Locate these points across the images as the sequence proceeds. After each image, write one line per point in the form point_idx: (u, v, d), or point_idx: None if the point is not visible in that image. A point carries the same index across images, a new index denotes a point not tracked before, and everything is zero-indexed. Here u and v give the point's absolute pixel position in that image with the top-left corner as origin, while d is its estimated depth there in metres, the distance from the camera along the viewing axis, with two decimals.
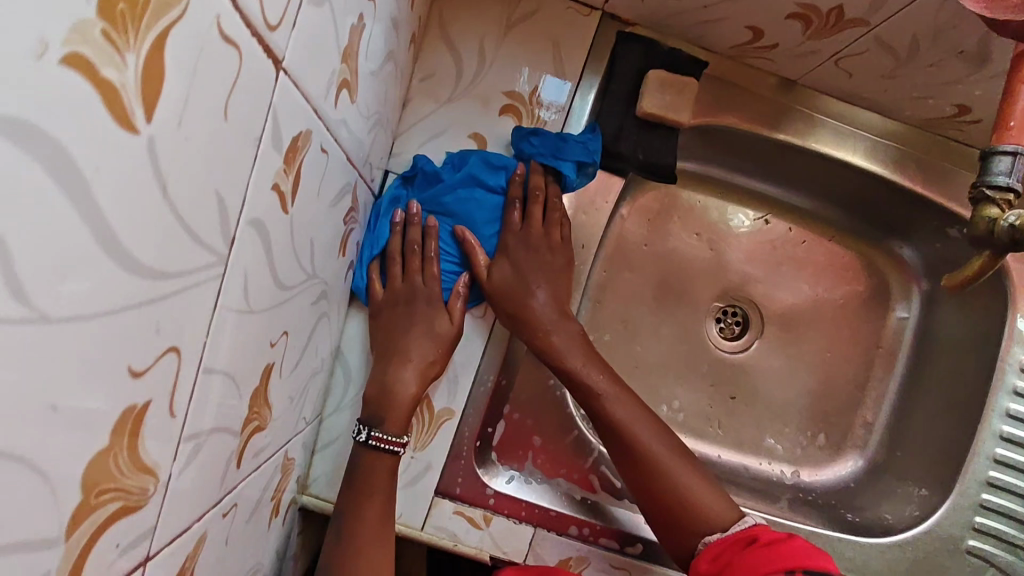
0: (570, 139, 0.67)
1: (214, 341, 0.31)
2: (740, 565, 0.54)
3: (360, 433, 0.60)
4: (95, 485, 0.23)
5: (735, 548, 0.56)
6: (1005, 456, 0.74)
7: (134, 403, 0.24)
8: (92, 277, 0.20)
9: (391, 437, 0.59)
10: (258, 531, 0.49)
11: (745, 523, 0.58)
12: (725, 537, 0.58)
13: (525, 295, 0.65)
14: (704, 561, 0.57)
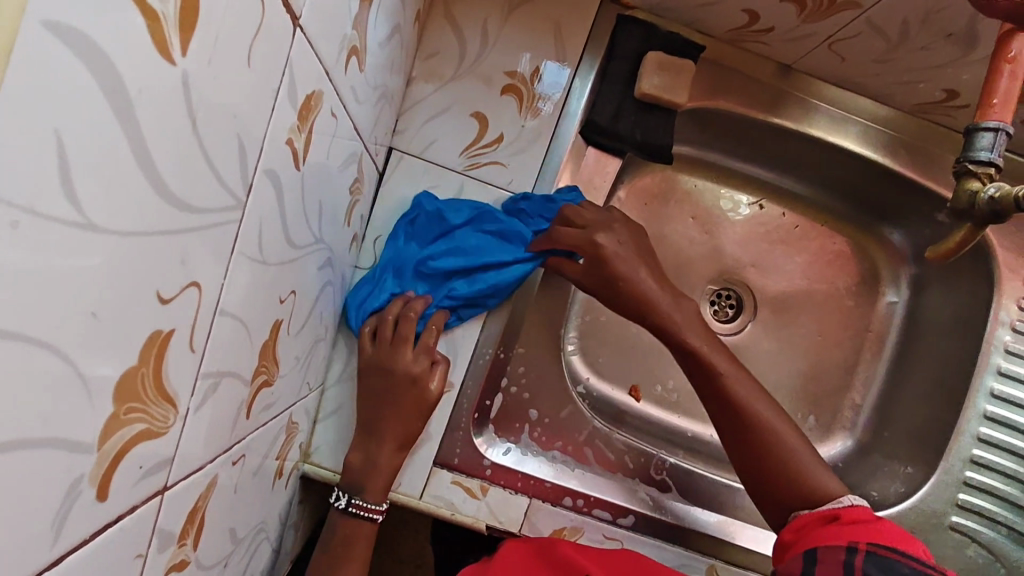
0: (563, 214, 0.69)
1: (230, 284, 0.32)
2: (814, 537, 0.54)
3: (337, 500, 0.63)
4: (124, 401, 0.24)
5: (818, 523, 0.55)
6: (988, 435, 0.77)
7: (160, 329, 0.26)
8: (132, 196, 0.21)
9: (371, 506, 0.62)
10: (262, 489, 0.51)
11: (838, 502, 0.56)
12: (815, 510, 0.57)
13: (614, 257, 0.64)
14: (788, 530, 0.57)
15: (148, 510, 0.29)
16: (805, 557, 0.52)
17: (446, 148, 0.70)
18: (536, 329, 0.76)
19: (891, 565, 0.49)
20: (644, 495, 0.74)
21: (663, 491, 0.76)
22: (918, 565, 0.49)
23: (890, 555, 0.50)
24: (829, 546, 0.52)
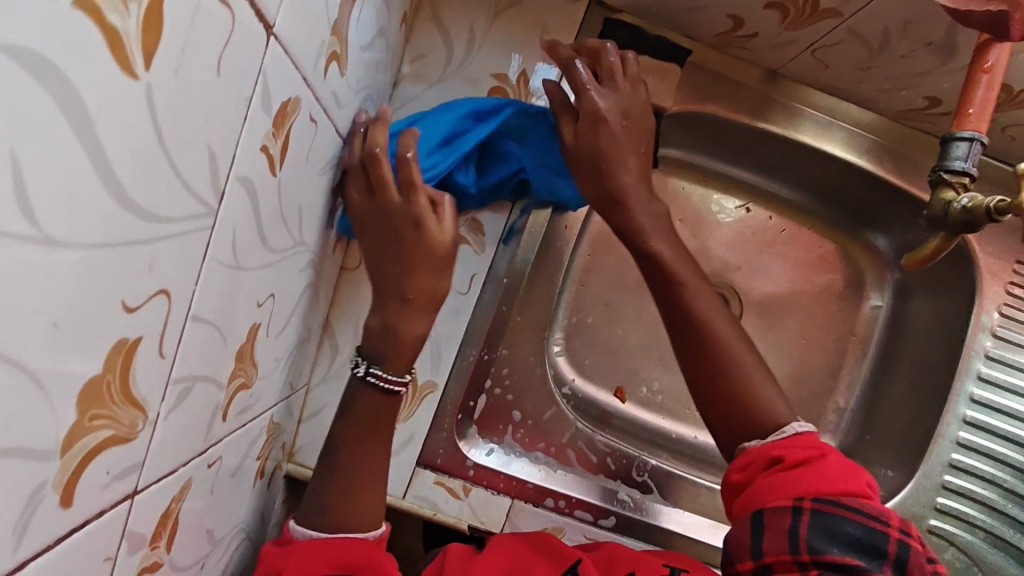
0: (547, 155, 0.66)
1: (202, 291, 0.32)
2: (761, 490, 0.51)
3: (358, 367, 0.57)
4: (89, 409, 0.24)
5: (764, 464, 0.52)
6: (968, 439, 0.77)
7: (127, 337, 0.26)
8: (93, 208, 0.21)
9: (394, 376, 0.57)
10: (241, 489, 0.51)
11: (785, 432, 0.53)
12: (763, 445, 0.53)
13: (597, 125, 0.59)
14: (735, 468, 0.54)
15: (117, 514, 0.29)
16: (752, 522, 0.50)
17: None
18: (521, 332, 0.77)
19: (837, 524, 0.47)
20: (625, 497, 0.75)
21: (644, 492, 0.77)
22: (863, 519, 0.47)
23: (837, 512, 0.47)
24: (775, 506, 0.49)
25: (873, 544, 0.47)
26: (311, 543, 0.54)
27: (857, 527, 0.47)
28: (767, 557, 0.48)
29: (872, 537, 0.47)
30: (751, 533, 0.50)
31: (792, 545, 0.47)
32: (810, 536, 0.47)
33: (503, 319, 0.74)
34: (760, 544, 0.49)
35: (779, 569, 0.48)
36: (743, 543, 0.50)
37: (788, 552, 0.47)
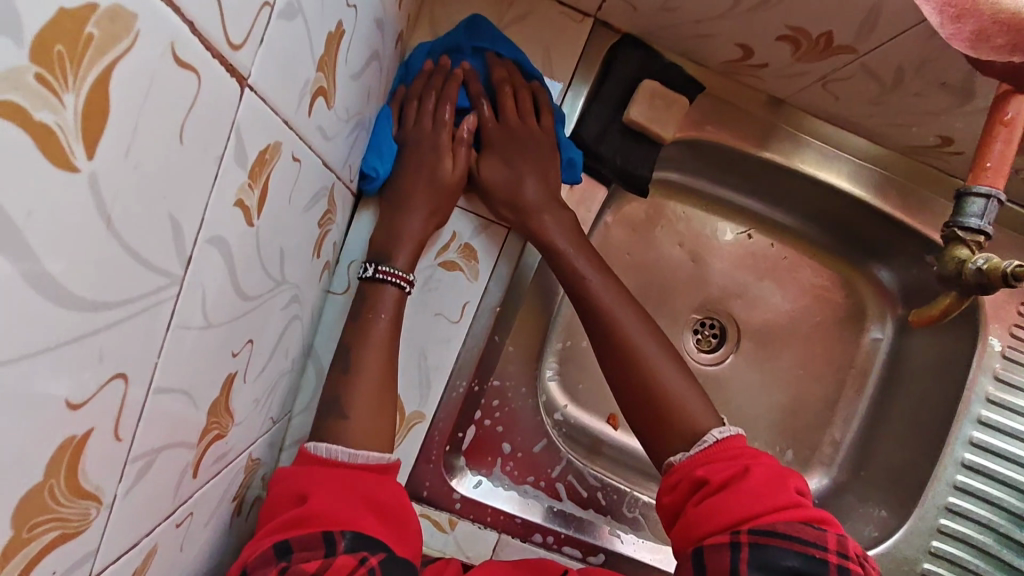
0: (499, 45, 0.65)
1: (165, 362, 0.30)
2: (693, 520, 0.51)
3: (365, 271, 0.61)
4: (28, 519, 0.22)
5: (690, 488, 0.53)
6: (964, 482, 0.75)
7: (74, 434, 0.24)
8: (24, 320, 0.19)
9: (399, 273, 0.60)
10: (214, 533, 0.49)
11: (706, 441, 0.55)
12: (690, 457, 0.55)
13: (537, 149, 0.64)
14: (665, 492, 0.56)
15: None
16: (694, 561, 0.49)
17: None
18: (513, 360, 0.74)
19: (774, 557, 0.46)
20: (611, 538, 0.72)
21: (635, 529, 0.75)
22: (800, 549, 0.46)
23: (773, 544, 0.46)
24: (712, 541, 0.48)
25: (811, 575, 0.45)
26: (339, 470, 0.52)
27: (794, 558, 0.46)
28: None
29: (809, 568, 0.46)
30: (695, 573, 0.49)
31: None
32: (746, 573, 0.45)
33: (495, 346, 0.72)
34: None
35: None
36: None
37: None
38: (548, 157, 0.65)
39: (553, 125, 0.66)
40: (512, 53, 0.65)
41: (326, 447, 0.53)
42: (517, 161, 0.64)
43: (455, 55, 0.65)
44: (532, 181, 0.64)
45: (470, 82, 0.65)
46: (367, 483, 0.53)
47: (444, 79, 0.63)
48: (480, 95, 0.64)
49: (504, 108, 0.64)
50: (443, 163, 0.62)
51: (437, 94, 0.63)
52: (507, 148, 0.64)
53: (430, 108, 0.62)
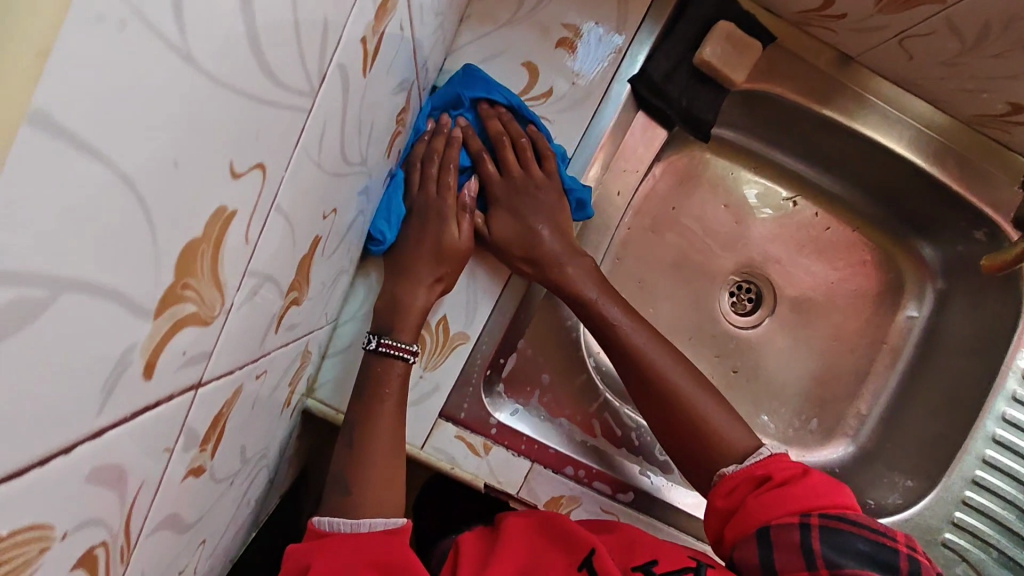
0: (497, 96, 0.65)
1: (289, 180, 0.30)
2: (754, 511, 0.58)
3: (369, 341, 0.62)
4: (181, 277, 0.22)
5: (749, 487, 0.60)
6: (993, 457, 0.75)
7: (225, 206, 0.23)
8: (227, 41, 0.19)
9: (402, 345, 0.61)
10: (271, 414, 0.49)
11: (760, 454, 0.63)
12: (741, 469, 0.62)
13: (541, 201, 0.66)
14: (719, 496, 0.62)
15: (181, 403, 0.27)
16: (760, 539, 0.56)
17: None
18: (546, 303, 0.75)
19: (846, 539, 0.53)
20: (639, 480, 0.72)
21: (665, 473, 0.75)
22: (871, 535, 0.53)
23: (843, 528, 0.54)
24: (781, 523, 0.56)
25: (883, 558, 0.52)
26: (337, 538, 0.53)
27: (865, 542, 0.53)
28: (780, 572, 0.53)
29: (881, 552, 0.52)
30: (761, 550, 0.55)
31: (807, 560, 0.52)
32: (820, 547, 0.52)
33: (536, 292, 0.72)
34: (773, 562, 0.54)
35: None
36: (754, 561, 0.56)
37: (805, 568, 0.52)
38: (556, 205, 0.67)
39: (559, 167, 0.67)
40: (508, 96, 0.65)
41: (329, 520, 0.55)
42: (525, 210, 0.66)
43: (453, 109, 0.65)
44: (546, 226, 0.66)
45: (468, 138, 0.65)
46: (368, 548, 0.52)
47: (446, 138, 0.64)
48: (481, 151, 0.66)
49: (507, 161, 0.65)
50: (453, 224, 0.63)
51: (440, 155, 0.63)
52: (514, 201, 0.66)
53: (435, 172, 0.63)
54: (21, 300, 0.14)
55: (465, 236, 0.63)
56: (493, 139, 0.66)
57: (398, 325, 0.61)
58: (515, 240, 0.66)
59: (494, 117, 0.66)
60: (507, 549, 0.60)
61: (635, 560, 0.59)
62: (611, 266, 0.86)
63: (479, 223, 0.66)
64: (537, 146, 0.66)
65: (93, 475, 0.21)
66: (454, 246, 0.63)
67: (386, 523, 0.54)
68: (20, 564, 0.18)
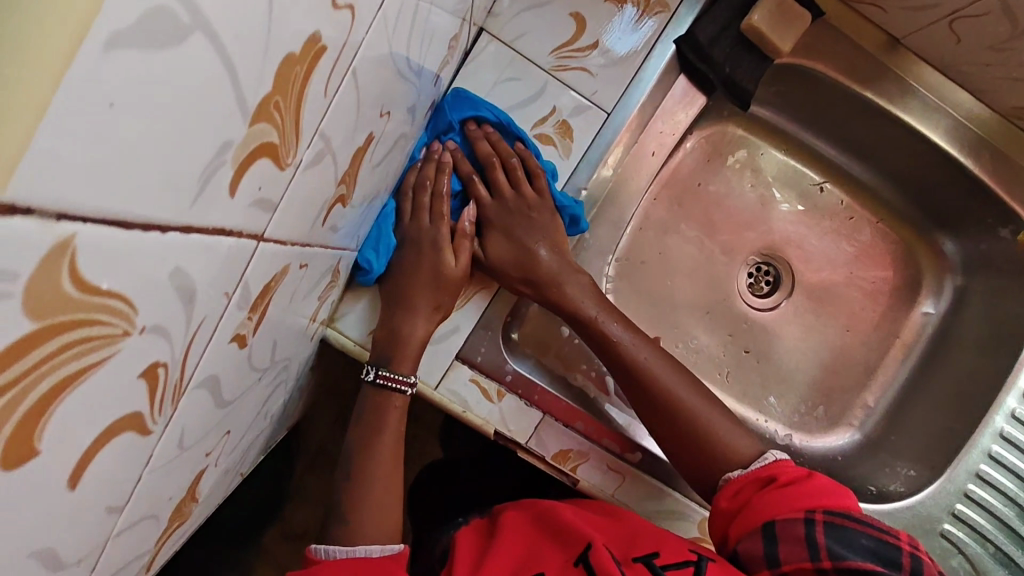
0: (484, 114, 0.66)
1: (367, 47, 0.30)
2: (760, 506, 0.59)
3: (367, 372, 0.64)
4: (275, 95, 0.22)
5: (755, 487, 0.61)
6: (1000, 454, 0.74)
7: (317, 35, 0.23)
8: None
9: (399, 376, 0.63)
10: (298, 325, 0.49)
11: (766, 459, 0.63)
12: (745, 474, 0.63)
13: (533, 223, 0.67)
14: (724, 497, 0.62)
15: (245, 249, 0.27)
16: (765, 533, 0.57)
17: (537, 42, 0.66)
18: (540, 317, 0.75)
19: (850, 535, 0.55)
20: (645, 440, 0.71)
21: None
22: (874, 533, 0.55)
23: (847, 525, 0.55)
24: (786, 517, 0.57)
25: (885, 554, 0.54)
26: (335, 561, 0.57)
27: (868, 539, 0.55)
28: (785, 565, 0.56)
29: (883, 548, 0.54)
30: (765, 543, 0.57)
31: (812, 552, 0.55)
32: (824, 539, 0.55)
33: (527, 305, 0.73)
34: (777, 553, 0.56)
35: None
36: (758, 553, 0.57)
37: (809, 560, 0.55)
38: (549, 222, 0.68)
39: (549, 185, 0.68)
40: (496, 115, 0.66)
41: (326, 547, 0.59)
42: (518, 231, 0.67)
43: (444, 133, 0.66)
44: (543, 246, 0.68)
45: (458, 161, 0.67)
46: (366, 567, 0.56)
47: (436, 165, 0.65)
48: (471, 174, 0.67)
49: (497, 183, 0.67)
50: (448, 254, 0.65)
51: (431, 182, 0.65)
52: (507, 222, 0.67)
53: (426, 201, 0.65)
54: (166, 9, 0.14)
55: (459, 263, 0.65)
56: (482, 161, 0.67)
57: (398, 358, 0.63)
58: (511, 264, 0.67)
59: (481, 137, 0.67)
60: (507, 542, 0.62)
61: (636, 551, 0.60)
62: (633, 236, 0.86)
63: (476, 248, 0.67)
64: (527, 166, 0.67)
65: (173, 277, 0.21)
66: (452, 277, 0.65)
67: (382, 548, 0.59)
68: (108, 338, 0.18)
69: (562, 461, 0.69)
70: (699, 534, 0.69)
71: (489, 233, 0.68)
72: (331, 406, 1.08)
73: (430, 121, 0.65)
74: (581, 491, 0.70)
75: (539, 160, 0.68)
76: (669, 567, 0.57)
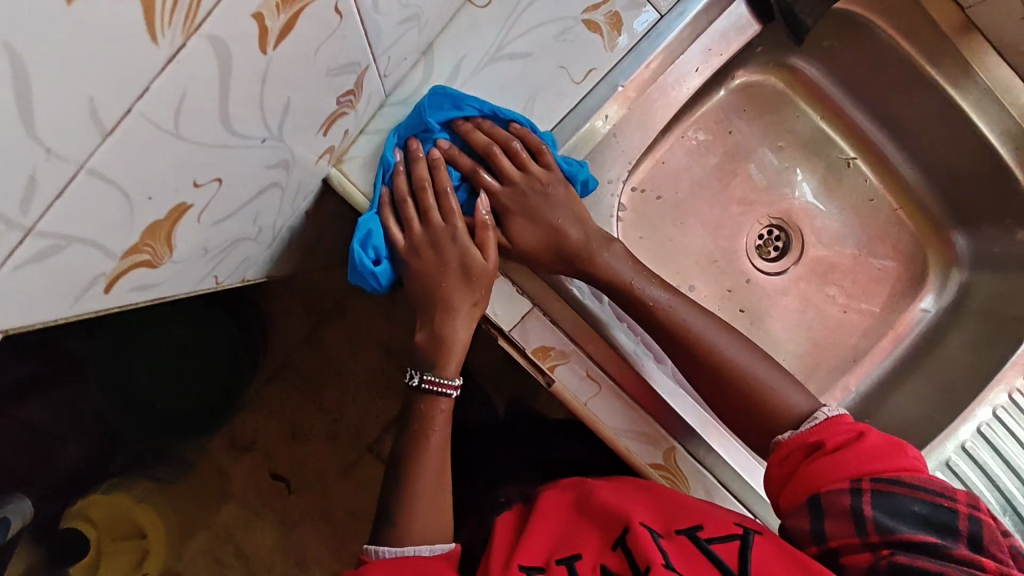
0: (465, 102, 0.63)
1: None
2: (805, 478, 0.57)
3: (411, 377, 0.64)
4: None
5: (802, 453, 0.59)
6: (977, 453, 0.70)
7: None
8: None
9: (445, 382, 0.62)
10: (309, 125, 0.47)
11: (817, 418, 0.61)
12: (797, 436, 0.61)
13: (550, 184, 0.66)
14: (775, 464, 0.61)
15: None
16: (811, 508, 0.55)
17: None
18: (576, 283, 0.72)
19: (900, 503, 0.52)
20: (648, 366, 0.69)
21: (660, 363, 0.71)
22: (926, 497, 0.52)
23: (896, 491, 0.52)
24: (830, 488, 0.54)
25: (939, 520, 0.52)
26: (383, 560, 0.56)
27: (920, 505, 0.52)
28: (833, 540, 0.53)
29: (936, 513, 0.52)
30: (812, 518, 0.55)
31: (859, 526, 0.52)
32: (871, 511, 0.52)
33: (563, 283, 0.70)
34: (823, 529, 0.54)
35: (848, 551, 0.53)
36: (805, 529, 0.55)
37: (856, 535, 0.52)
38: (565, 195, 0.67)
39: (554, 157, 0.67)
40: (479, 106, 0.63)
41: (375, 548, 0.58)
42: (540, 210, 0.66)
43: (424, 134, 0.64)
44: (567, 221, 0.66)
45: (455, 156, 0.65)
46: (418, 563, 0.55)
47: (427, 163, 0.63)
48: (472, 169, 0.65)
49: (505, 169, 0.65)
50: (472, 248, 0.63)
51: (430, 184, 0.63)
52: (526, 205, 0.66)
53: (431, 204, 0.63)
54: None
55: (486, 256, 0.63)
56: (481, 153, 0.65)
57: (442, 362, 0.63)
58: (542, 245, 0.65)
59: (472, 130, 0.65)
60: (539, 524, 0.62)
61: (679, 523, 0.58)
62: (652, 167, 0.84)
63: (502, 237, 0.66)
64: (530, 149, 0.65)
65: None
66: (480, 271, 0.62)
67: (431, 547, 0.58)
68: None
69: (541, 358, 0.65)
70: (661, 461, 0.67)
71: (510, 220, 0.66)
72: (302, 320, 1.08)
73: (405, 122, 0.62)
74: (554, 393, 0.66)
75: (538, 134, 0.66)
76: (714, 540, 0.56)
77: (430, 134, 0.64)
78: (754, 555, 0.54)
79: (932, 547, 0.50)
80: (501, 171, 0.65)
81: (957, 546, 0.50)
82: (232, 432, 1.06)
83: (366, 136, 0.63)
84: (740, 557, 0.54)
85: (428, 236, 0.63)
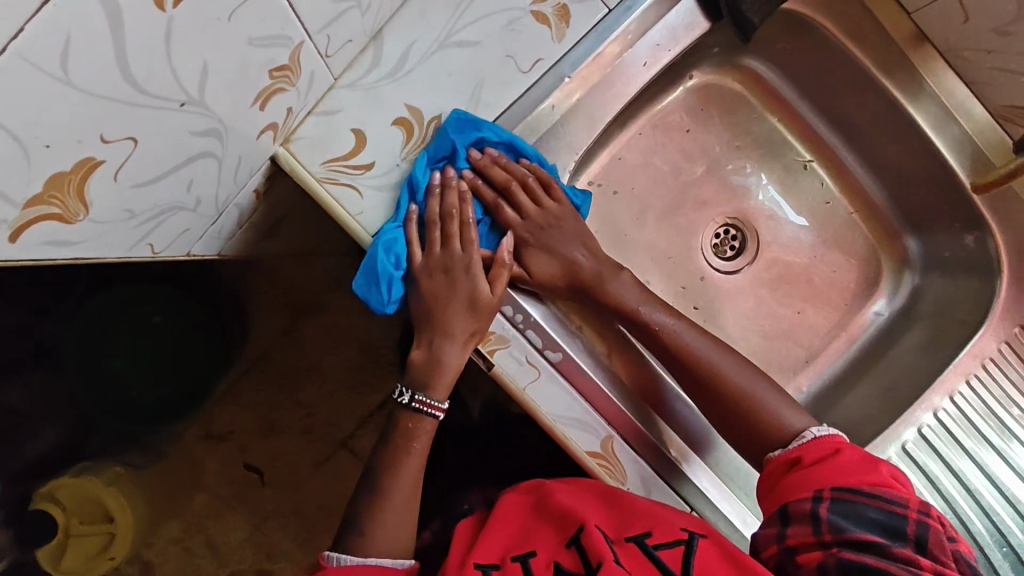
0: (490, 134, 0.67)
1: None
2: (779, 491, 0.59)
3: (401, 395, 0.66)
4: None
5: (783, 468, 0.61)
6: (916, 453, 0.71)
7: None
8: None
9: (434, 403, 0.65)
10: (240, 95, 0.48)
11: (804, 437, 0.62)
12: (786, 453, 0.62)
13: (562, 219, 0.72)
14: (763, 480, 0.63)
15: None
16: (779, 516, 0.57)
17: None
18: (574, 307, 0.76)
19: (857, 509, 0.53)
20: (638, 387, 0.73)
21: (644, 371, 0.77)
22: (883, 505, 0.53)
23: (856, 499, 0.54)
24: (796, 498, 0.56)
25: (892, 525, 0.52)
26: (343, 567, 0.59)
27: (877, 511, 0.53)
28: (791, 540, 0.55)
29: (889, 519, 0.53)
30: (779, 526, 0.57)
31: (815, 527, 0.54)
32: (826, 513, 0.53)
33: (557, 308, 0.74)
34: (785, 531, 0.56)
35: (805, 551, 0.54)
36: (769, 535, 0.57)
37: (812, 534, 0.53)
38: (575, 228, 0.73)
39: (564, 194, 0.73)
40: (498, 136, 0.68)
41: (338, 555, 0.61)
42: (555, 243, 0.71)
43: (449, 161, 0.67)
44: (579, 252, 0.72)
45: (480, 188, 0.69)
46: None
47: (457, 192, 0.67)
48: (493, 200, 0.70)
49: (524, 203, 0.70)
50: (485, 280, 0.65)
51: (456, 211, 0.66)
52: (543, 239, 0.71)
53: (456, 229, 0.66)
54: None
55: (500, 290, 0.66)
56: (501, 187, 0.70)
57: (432, 385, 0.65)
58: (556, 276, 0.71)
59: (490, 162, 0.69)
60: (496, 524, 0.63)
61: (629, 530, 0.59)
62: (609, 161, 0.85)
63: (519, 269, 0.70)
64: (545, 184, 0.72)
65: None
66: (487, 303, 0.64)
67: (395, 563, 0.61)
68: None
69: (482, 342, 0.65)
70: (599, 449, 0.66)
71: (526, 251, 0.71)
72: (275, 316, 1.07)
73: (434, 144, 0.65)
74: (493, 377, 0.66)
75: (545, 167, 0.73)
76: (661, 547, 0.57)
77: (456, 161, 0.67)
78: (698, 564, 0.55)
79: (881, 550, 0.51)
80: (519, 206, 0.70)
81: (903, 548, 0.51)
82: (197, 423, 1.03)
83: (314, 120, 0.61)
84: (683, 561, 0.55)
85: (449, 258, 0.65)
